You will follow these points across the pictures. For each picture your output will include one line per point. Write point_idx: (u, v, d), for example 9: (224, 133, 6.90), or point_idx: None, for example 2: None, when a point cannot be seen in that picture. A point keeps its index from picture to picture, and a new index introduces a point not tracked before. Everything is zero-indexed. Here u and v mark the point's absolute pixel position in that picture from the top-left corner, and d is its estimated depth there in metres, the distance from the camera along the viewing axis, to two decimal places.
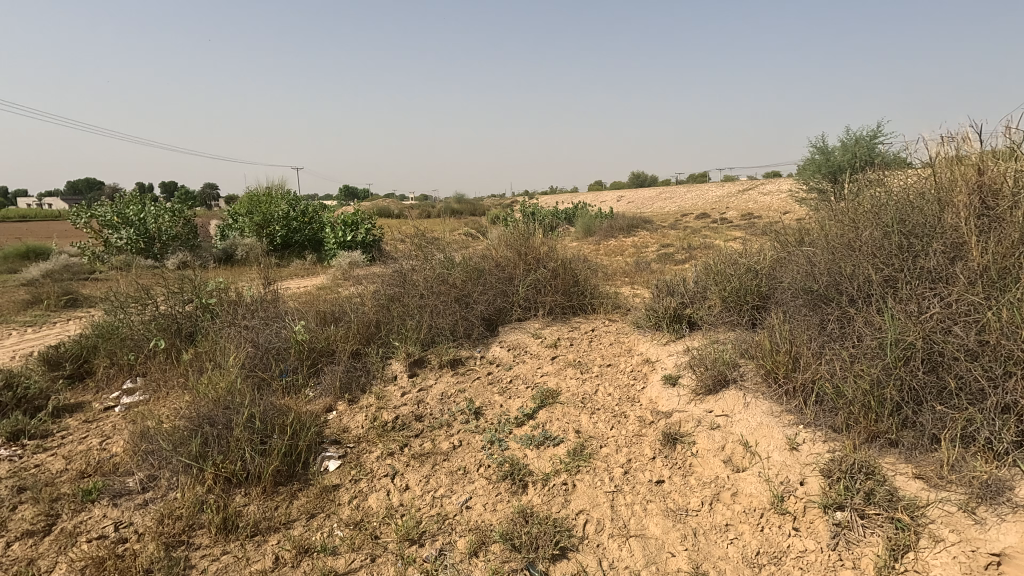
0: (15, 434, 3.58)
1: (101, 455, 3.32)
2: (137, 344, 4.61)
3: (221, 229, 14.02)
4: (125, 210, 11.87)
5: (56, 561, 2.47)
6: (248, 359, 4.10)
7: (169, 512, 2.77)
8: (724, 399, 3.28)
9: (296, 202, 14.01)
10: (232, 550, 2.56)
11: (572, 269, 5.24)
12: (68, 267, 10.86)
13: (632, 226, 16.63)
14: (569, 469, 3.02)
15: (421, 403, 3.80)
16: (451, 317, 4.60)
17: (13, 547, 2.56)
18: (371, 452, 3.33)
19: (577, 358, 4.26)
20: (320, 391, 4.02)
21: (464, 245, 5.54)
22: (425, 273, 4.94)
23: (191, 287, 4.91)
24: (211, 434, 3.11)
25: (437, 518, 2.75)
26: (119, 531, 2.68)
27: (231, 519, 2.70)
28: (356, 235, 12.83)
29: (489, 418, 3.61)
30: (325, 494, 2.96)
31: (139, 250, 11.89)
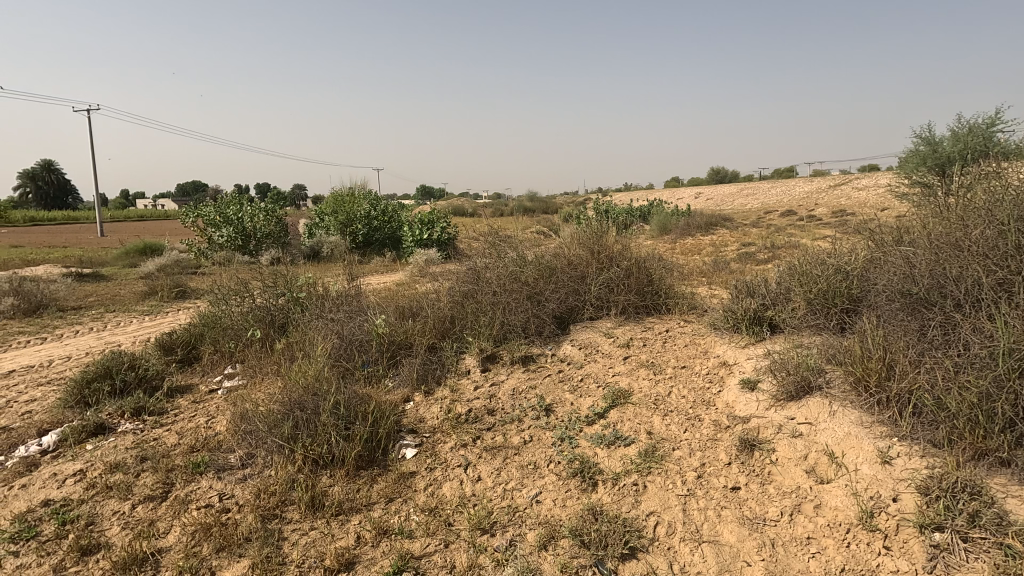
0: (138, 410, 4.04)
1: (206, 433, 3.67)
2: (237, 333, 5.04)
3: (309, 228, 14.94)
4: (226, 210, 12.94)
5: (171, 524, 2.77)
6: (334, 350, 4.36)
7: (264, 488, 3.01)
8: (808, 407, 3.11)
9: (377, 201, 14.67)
10: (319, 526, 2.75)
11: (646, 268, 5.14)
12: (178, 261, 11.99)
13: (711, 224, 15.99)
14: (641, 470, 2.98)
15: (494, 398, 3.90)
16: (523, 314, 4.65)
17: (136, 508, 2.89)
18: (445, 442, 3.46)
19: (650, 358, 4.18)
20: (398, 382, 4.21)
21: (537, 243, 5.58)
22: (499, 270, 5.01)
23: (284, 282, 5.31)
24: (301, 418, 3.35)
25: (508, 509, 2.82)
26: (223, 501, 2.95)
27: (317, 498, 2.90)
28: (432, 233, 13.27)
29: (559, 415, 3.63)
30: (403, 480, 3.11)
31: (237, 247, 12.92)
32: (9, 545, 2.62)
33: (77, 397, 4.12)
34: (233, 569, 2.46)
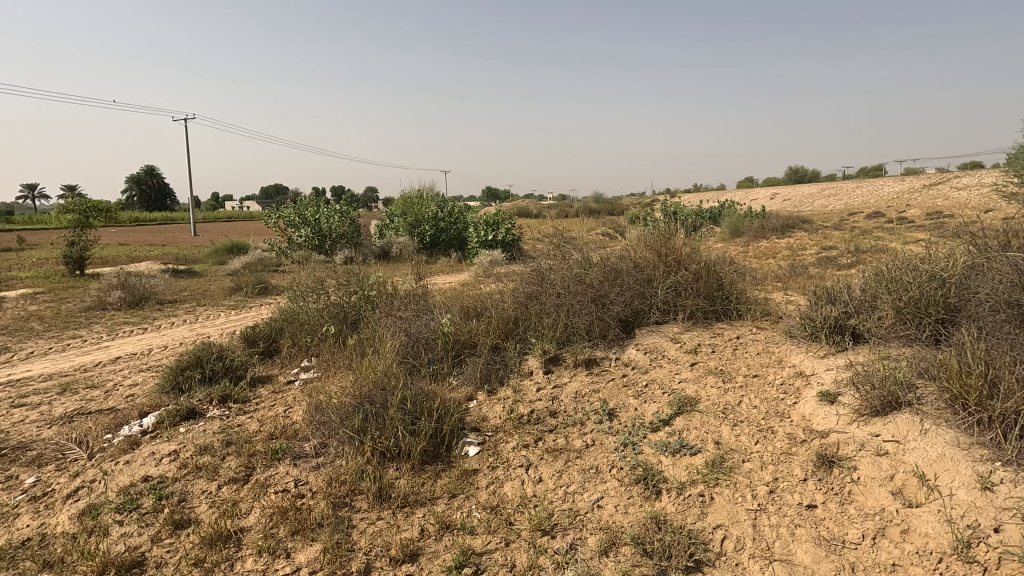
0: (224, 397, 4.35)
1: (284, 421, 3.89)
2: (313, 328, 5.32)
3: (380, 228, 15.52)
4: (304, 212, 13.69)
5: (252, 505, 2.97)
6: (402, 347, 4.51)
7: (336, 477, 3.16)
8: (894, 423, 2.89)
9: (445, 203, 15.01)
10: (385, 516, 2.86)
11: (717, 272, 4.96)
12: (261, 260, 12.81)
13: (787, 226, 15.19)
14: (708, 480, 2.88)
15: (556, 399, 3.89)
16: (587, 317, 4.61)
17: (222, 488, 3.12)
18: (507, 442, 3.49)
19: (719, 366, 4.03)
20: (462, 380, 4.30)
21: (602, 244, 5.52)
22: (563, 271, 5.00)
23: (357, 281, 5.55)
24: (370, 411, 3.49)
25: (569, 513, 2.80)
26: (298, 487, 3.13)
27: (384, 489, 3.01)
28: (497, 234, 13.45)
29: (623, 420, 3.57)
30: (465, 477, 3.16)
31: (314, 247, 13.63)
32: (114, 514, 2.89)
33: (172, 382, 4.49)
34: (306, 552, 2.59)
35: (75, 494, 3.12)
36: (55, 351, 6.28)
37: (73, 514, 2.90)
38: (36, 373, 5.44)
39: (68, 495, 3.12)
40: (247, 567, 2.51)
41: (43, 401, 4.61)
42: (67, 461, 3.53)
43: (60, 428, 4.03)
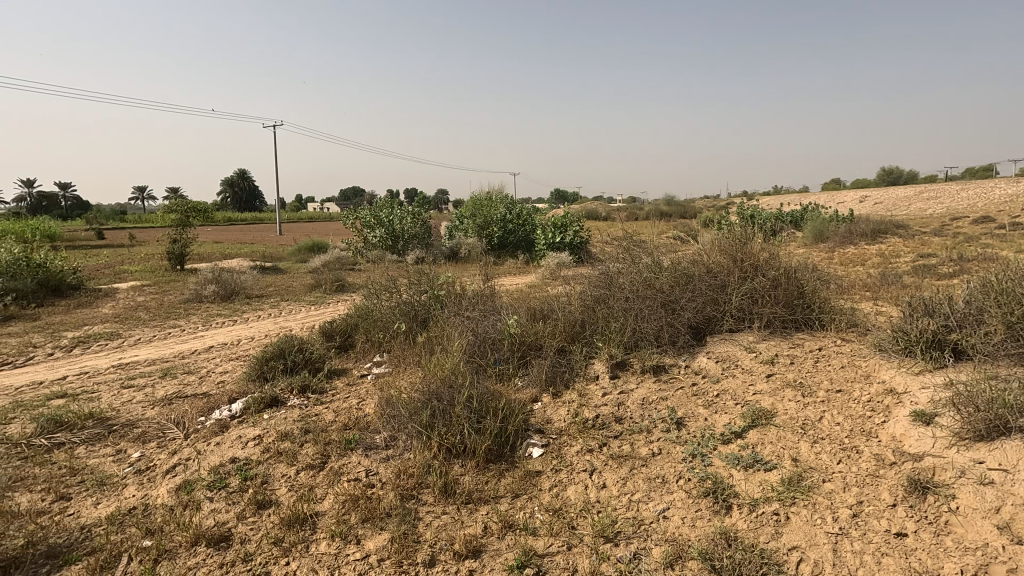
0: (303, 387, 4.61)
1: (357, 413, 4.07)
2: (385, 325, 5.53)
3: (450, 230, 15.90)
4: (379, 213, 14.29)
5: (327, 491, 3.12)
6: (469, 346, 4.59)
7: (404, 469, 3.27)
8: (1002, 450, 2.61)
9: (513, 205, 15.14)
10: (450, 511, 2.92)
11: (797, 279, 4.69)
12: (339, 258, 13.47)
13: (878, 231, 14.12)
14: (783, 499, 2.73)
15: (622, 405, 3.82)
16: (656, 322, 4.49)
17: (300, 474, 3.30)
18: (571, 445, 3.47)
19: (798, 378, 3.81)
20: (527, 382, 4.32)
21: (673, 248, 5.37)
22: (632, 275, 4.90)
23: (427, 281, 5.72)
24: (437, 408, 3.58)
25: (633, 521, 2.75)
26: (369, 477, 3.26)
27: (450, 485, 3.08)
28: (564, 236, 13.44)
29: (691, 430, 3.46)
30: (528, 478, 3.17)
31: (387, 247, 14.19)
32: (206, 491, 3.14)
33: (258, 371, 4.82)
34: (375, 540, 2.70)
35: (173, 470, 3.41)
36: (159, 339, 6.91)
37: (171, 488, 3.18)
38: (143, 358, 6.01)
39: (167, 470, 3.41)
40: (321, 550, 2.65)
41: (148, 384, 5.09)
42: (166, 439, 3.87)
43: (162, 409, 4.42)
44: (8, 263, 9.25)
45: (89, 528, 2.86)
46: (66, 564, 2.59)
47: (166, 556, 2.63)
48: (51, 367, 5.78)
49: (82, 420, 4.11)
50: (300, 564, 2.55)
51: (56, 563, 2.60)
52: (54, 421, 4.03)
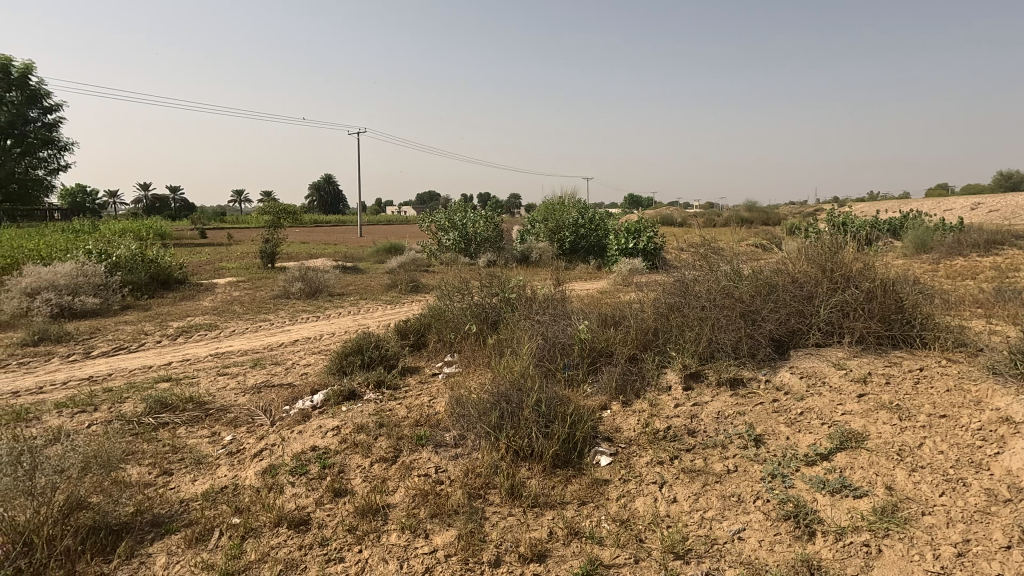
0: (379, 382, 4.80)
1: (428, 410, 4.19)
2: (457, 326, 5.66)
3: (521, 234, 16.03)
4: (453, 216, 14.67)
5: (398, 484, 3.23)
6: (538, 350, 4.60)
7: (472, 468, 3.32)
8: None
9: (586, 210, 15.03)
10: (516, 513, 2.93)
11: (895, 293, 4.32)
12: (414, 260, 13.95)
13: (993, 241, 12.75)
14: (875, 529, 2.52)
15: (696, 418, 3.68)
16: (734, 333, 4.29)
17: (374, 465, 3.44)
18: (641, 456, 3.39)
19: (894, 400, 3.50)
20: (596, 389, 4.27)
21: (755, 256, 5.12)
22: (709, 283, 4.72)
23: (499, 284, 5.80)
24: (506, 410, 3.60)
25: (705, 540, 2.63)
26: (438, 473, 3.34)
27: (516, 487, 3.10)
28: (638, 242, 13.22)
29: (771, 448, 3.27)
30: (596, 487, 3.13)
31: (460, 249, 14.53)
32: (288, 476, 3.34)
33: (338, 365, 5.08)
34: (443, 535, 2.76)
35: (260, 454, 3.66)
36: (250, 331, 7.45)
37: (258, 470, 3.41)
38: (237, 348, 6.50)
39: (255, 453, 3.67)
40: (391, 541, 2.74)
41: (241, 373, 5.49)
42: (255, 425, 4.15)
43: (252, 396, 4.76)
44: (126, 258, 10.32)
45: (187, 502, 3.12)
46: (167, 533, 2.85)
47: (253, 534, 2.82)
48: (159, 353, 6.38)
49: (184, 403, 4.51)
50: (372, 553, 2.66)
51: (159, 532, 2.86)
52: (161, 402, 4.44)
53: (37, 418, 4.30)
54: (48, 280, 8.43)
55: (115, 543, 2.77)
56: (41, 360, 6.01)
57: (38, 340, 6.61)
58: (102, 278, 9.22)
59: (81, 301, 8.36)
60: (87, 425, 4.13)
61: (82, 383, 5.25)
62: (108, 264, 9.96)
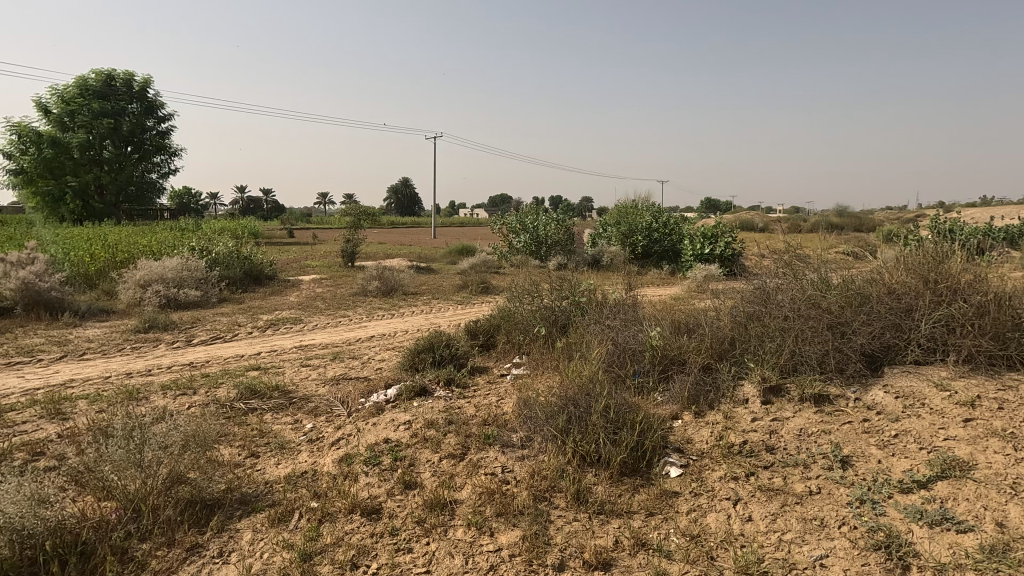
0: (449, 380, 4.92)
1: (496, 410, 4.24)
2: (526, 328, 5.69)
3: (593, 237, 15.87)
4: (525, 219, 14.79)
5: (465, 481, 3.30)
6: (608, 355, 4.53)
7: (538, 471, 3.33)
8: None
9: (660, 214, 14.64)
10: (581, 519, 2.90)
11: (1012, 308, 3.89)
12: (485, 261, 14.18)
13: None
14: (982, 569, 2.27)
15: (775, 434, 3.49)
16: (820, 346, 3.99)
17: (443, 461, 3.53)
18: (714, 470, 3.25)
19: (1008, 427, 3.15)
20: (667, 398, 4.15)
21: (845, 264, 4.78)
22: (793, 291, 4.45)
23: (569, 287, 5.78)
24: (574, 414, 3.57)
25: (783, 563, 2.49)
26: (504, 473, 3.37)
27: (582, 493, 3.07)
28: (714, 248, 12.76)
29: (860, 472, 3.04)
30: (665, 498, 3.03)
31: (531, 252, 14.62)
32: (362, 465, 3.49)
33: (411, 362, 5.25)
34: (508, 535, 2.78)
35: (337, 443, 3.84)
36: (331, 326, 7.86)
37: (335, 458, 3.59)
38: (318, 342, 6.88)
39: (332, 442, 3.86)
40: (457, 536, 2.80)
41: (321, 365, 5.81)
42: (333, 415, 4.38)
43: (331, 387, 5.02)
44: (224, 255, 11.20)
45: (271, 484, 3.34)
46: (253, 510, 3.06)
47: (329, 518, 2.97)
48: (250, 343, 6.87)
49: (270, 391, 4.83)
50: (438, 546, 2.72)
51: (246, 509, 3.08)
52: (250, 389, 4.78)
53: (145, 398, 4.75)
54: (158, 273, 9.31)
55: (208, 516, 3.01)
56: (150, 346, 6.64)
57: (149, 328, 7.31)
58: (203, 273, 10.06)
59: (185, 293, 9.17)
60: (188, 407, 4.51)
61: (184, 367, 5.75)
62: (208, 260, 10.87)
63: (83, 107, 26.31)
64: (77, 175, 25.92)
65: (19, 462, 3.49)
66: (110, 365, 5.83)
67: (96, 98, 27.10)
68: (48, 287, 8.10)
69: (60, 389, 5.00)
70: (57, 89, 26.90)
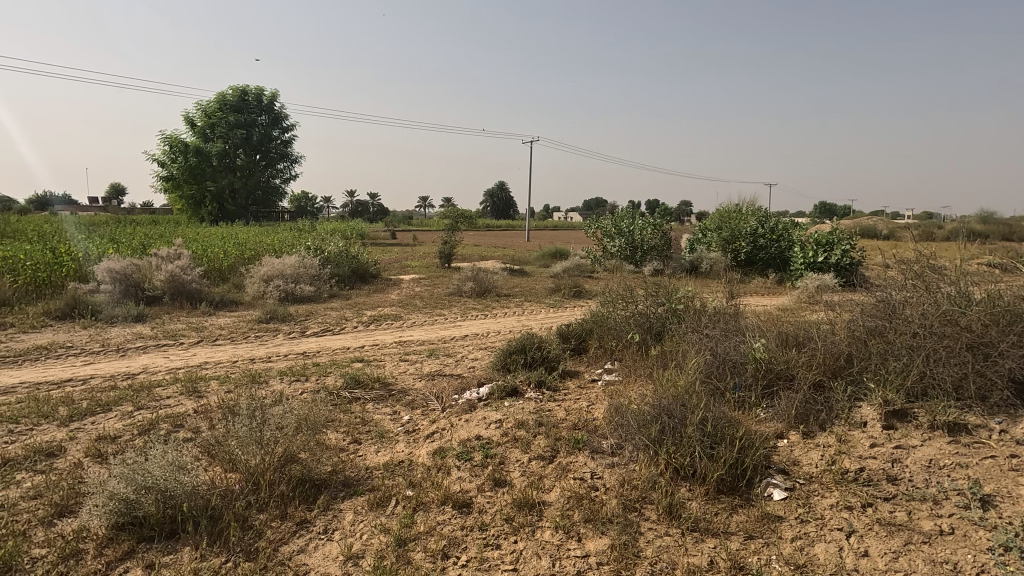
0: (540, 382, 4.94)
1: (587, 415, 4.20)
2: (619, 334, 5.59)
3: (692, 242, 15.24)
4: (621, 223, 14.56)
5: (554, 484, 3.30)
6: (706, 366, 4.32)
7: (629, 480, 3.25)
8: None
9: (768, 218, 13.73)
10: (674, 535, 2.79)
11: None
12: (578, 265, 14.13)
13: None
14: None
15: (898, 463, 3.15)
16: (957, 369, 3.53)
17: (532, 462, 3.55)
18: (824, 497, 3.00)
19: None
20: (771, 415, 3.89)
21: (991, 277, 4.20)
22: (926, 306, 3.97)
23: (665, 293, 5.59)
24: (668, 424, 3.44)
25: None
26: (593, 479, 3.33)
27: (675, 507, 2.96)
28: (829, 256, 11.78)
29: (1005, 515, 2.66)
30: (766, 522, 2.85)
31: (626, 257, 14.34)
32: (455, 460, 3.61)
33: (503, 362, 5.35)
34: (596, 542, 2.74)
35: (431, 435, 4.00)
36: (428, 324, 8.20)
37: (429, 451, 3.74)
38: (416, 338, 7.20)
39: (427, 435, 4.02)
40: (545, 538, 2.80)
41: (419, 360, 6.07)
42: (428, 409, 4.56)
43: (426, 383, 5.24)
44: (335, 254, 12.08)
45: (371, 469, 3.55)
46: (355, 493, 3.27)
47: (422, 507, 3.10)
48: (355, 337, 7.35)
49: (372, 382, 5.13)
50: (525, 546, 2.75)
51: (348, 492, 3.29)
52: (355, 379, 5.11)
53: (265, 381, 5.25)
54: (278, 269, 10.23)
55: (316, 495, 3.26)
56: (270, 335, 7.32)
57: (270, 318, 8.06)
58: (317, 270, 10.91)
59: (301, 288, 10.01)
60: (300, 392, 4.91)
61: (298, 356, 6.26)
62: (321, 258, 11.79)
63: (222, 120, 29.58)
64: (215, 181, 29.19)
65: (163, 431, 4.00)
66: (236, 350, 6.50)
67: (233, 111, 30.34)
68: (189, 279, 9.20)
69: (196, 370, 5.65)
70: (202, 105, 30.49)
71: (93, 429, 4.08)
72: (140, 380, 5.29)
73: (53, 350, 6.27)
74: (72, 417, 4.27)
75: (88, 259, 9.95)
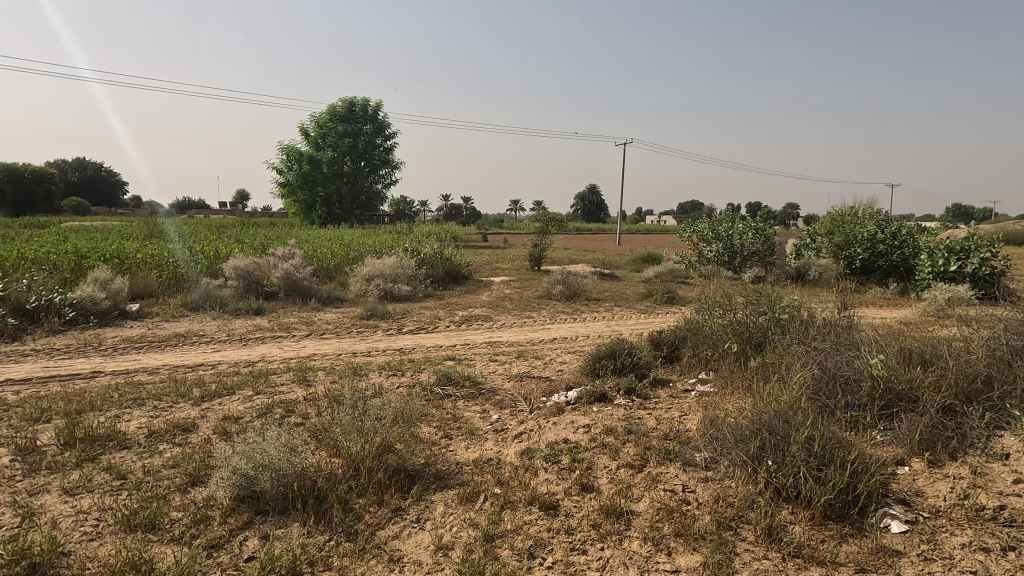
0: (630, 390, 4.83)
1: (679, 426, 4.05)
2: (716, 342, 5.32)
3: (798, 246, 14.19)
4: (719, 227, 13.89)
5: (643, 494, 3.21)
6: (813, 381, 3.99)
7: (724, 496, 3.09)
8: None
9: (889, 223, 12.48)
10: (774, 558, 2.62)
11: None
12: (672, 270, 13.66)
13: None
14: None
15: None
16: None
17: (620, 470, 3.48)
18: (953, 535, 2.69)
19: None
20: (890, 438, 3.53)
21: None
22: None
23: (768, 302, 5.25)
24: (769, 441, 3.23)
25: None
26: (685, 493, 3.20)
27: (775, 529, 2.78)
28: (963, 264, 10.51)
29: None
30: (882, 555, 2.59)
31: (724, 262, 13.65)
32: (542, 461, 3.63)
33: (592, 367, 5.30)
34: (687, 558, 2.64)
35: (520, 436, 4.05)
36: (518, 325, 8.31)
37: (517, 451, 3.78)
38: (506, 340, 7.33)
39: (515, 435, 4.08)
40: (633, 548, 2.74)
41: (508, 361, 6.17)
42: (517, 410, 4.62)
43: (515, 383, 5.31)
44: (430, 255, 12.60)
45: (461, 465, 3.66)
46: (446, 486, 3.39)
47: (510, 505, 3.15)
48: (447, 336, 7.61)
49: (463, 380, 5.29)
50: (613, 554, 2.70)
51: (440, 484, 3.42)
52: (447, 377, 5.30)
53: (366, 374, 5.58)
54: (378, 269, 10.83)
55: (410, 485, 3.42)
56: (371, 330, 7.79)
57: (370, 315, 8.56)
58: (413, 271, 11.43)
59: (399, 288, 10.55)
60: (397, 386, 5.17)
61: (395, 352, 6.60)
62: (417, 259, 12.34)
63: (333, 130, 31.99)
64: (325, 187, 31.55)
65: (278, 415, 4.39)
66: (341, 344, 6.98)
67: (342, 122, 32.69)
68: (301, 277, 10.00)
69: (305, 360, 6.14)
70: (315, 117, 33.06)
71: (220, 410, 4.56)
72: (258, 368, 5.84)
73: (190, 338, 7.09)
74: (203, 397, 4.80)
75: (218, 258, 11.16)
